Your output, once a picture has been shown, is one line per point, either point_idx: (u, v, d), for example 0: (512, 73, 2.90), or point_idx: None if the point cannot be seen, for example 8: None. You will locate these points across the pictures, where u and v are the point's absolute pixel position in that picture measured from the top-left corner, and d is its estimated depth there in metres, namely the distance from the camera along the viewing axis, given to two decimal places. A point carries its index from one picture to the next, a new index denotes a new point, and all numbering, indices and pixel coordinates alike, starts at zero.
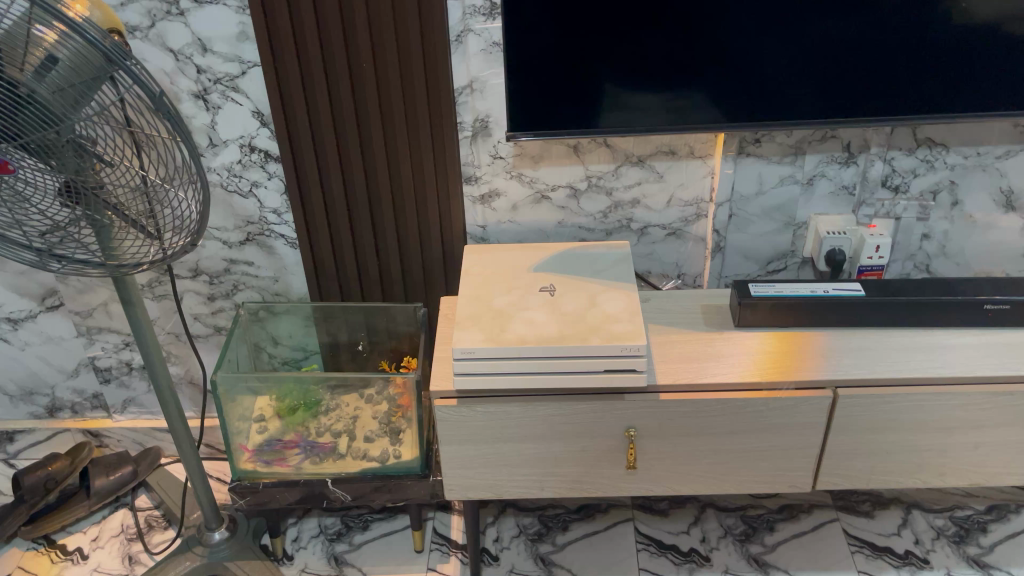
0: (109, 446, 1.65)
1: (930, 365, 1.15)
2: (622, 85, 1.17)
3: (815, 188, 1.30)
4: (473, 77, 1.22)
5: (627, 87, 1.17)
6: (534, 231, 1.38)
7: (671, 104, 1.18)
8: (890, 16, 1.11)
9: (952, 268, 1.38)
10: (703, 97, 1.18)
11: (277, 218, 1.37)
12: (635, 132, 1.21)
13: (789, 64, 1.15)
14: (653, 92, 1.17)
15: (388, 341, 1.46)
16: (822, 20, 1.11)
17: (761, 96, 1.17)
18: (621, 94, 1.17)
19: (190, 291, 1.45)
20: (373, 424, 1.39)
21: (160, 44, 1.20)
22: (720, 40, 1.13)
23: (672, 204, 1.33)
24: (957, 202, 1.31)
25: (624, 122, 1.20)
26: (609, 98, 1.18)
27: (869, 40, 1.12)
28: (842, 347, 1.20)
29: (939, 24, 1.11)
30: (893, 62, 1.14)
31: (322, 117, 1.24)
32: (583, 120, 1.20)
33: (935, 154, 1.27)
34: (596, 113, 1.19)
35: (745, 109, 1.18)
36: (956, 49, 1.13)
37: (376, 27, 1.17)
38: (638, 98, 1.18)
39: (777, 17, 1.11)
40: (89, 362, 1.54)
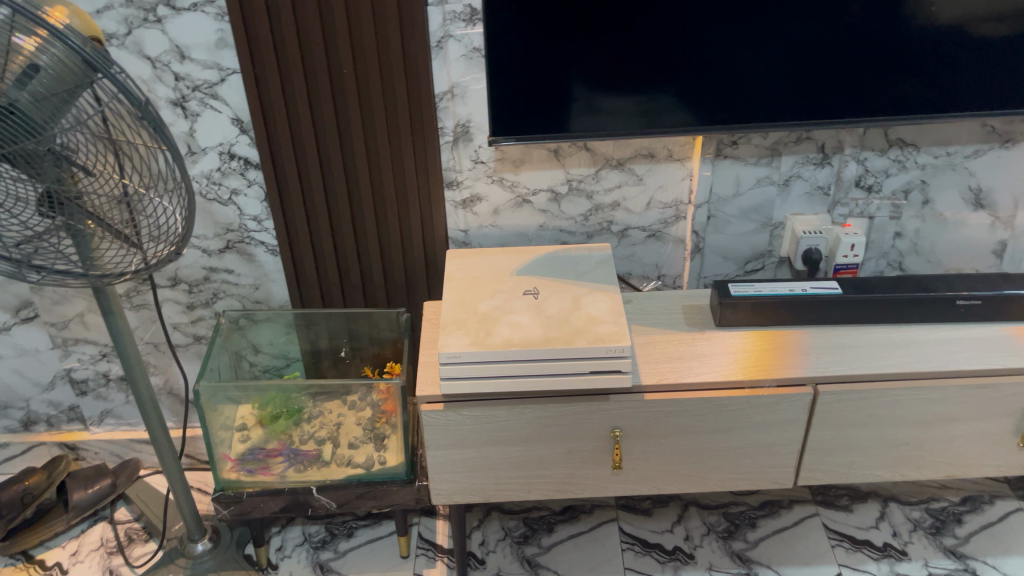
0: (86, 459, 1.63)
1: (907, 361, 1.18)
2: (597, 89, 1.18)
3: (791, 189, 1.33)
4: (454, 83, 1.23)
5: (601, 91, 1.18)
6: (516, 234, 1.38)
7: (646, 107, 1.20)
8: (860, 19, 1.13)
9: (924, 266, 1.41)
10: (679, 100, 1.19)
11: (258, 226, 1.36)
12: (613, 135, 1.22)
13: (761, 67, 1.17)
14: (629, 95, 1.19)
15: (371, 347, 1.46)
16: (793, 24, 1.13)
17: (737, 101, 1.20)
18: (596, 96, 1.19)
19: (169, 300, 1.44)
20: (357, 431, 1.38)
21: (137, 51, 1.19)
22: (695, 45, 1.15)
23: (652, 206, 1.35)
24: (928, 201, 1.34)
25: (600, 126, 1.21)
26: (583, 101, 1.19)
27: (839, 43, 1.15)
28: (821, 344, 1.22)
29: (907, 27, 1.14)
30: (863, 65, 1.17)
31: (303, 123, 1.24)
32: (560, 124, 1.21)
33: (906, 154, 1.29)
34: (572, 116, 1.20)
35: (721, 113, 1.21)
36: (924, 52, 1.16)
37: (356, 33, 1.17)
38: (611, 102, 1.19)
39: (750, 22, 1.13)
40: (65, 374, 1.52)
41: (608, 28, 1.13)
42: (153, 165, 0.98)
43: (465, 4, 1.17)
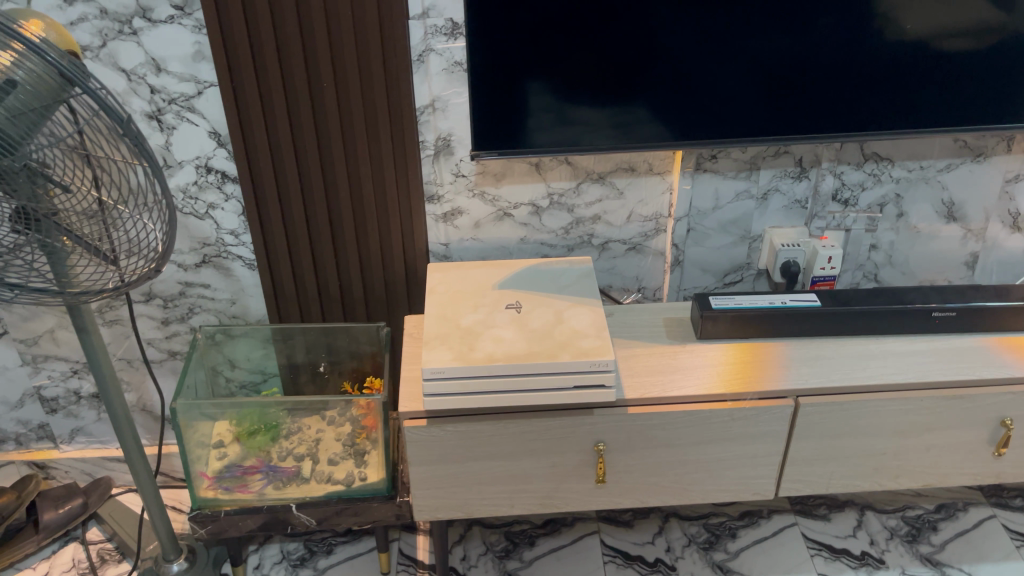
0: (57, 478, 1.59)
1: (885, 372, 1.19)
2: (570, 100, 1.18)
3: (769, 202, 1.34)
4: (435, 96, 1.23)
5: (574, 102, 1.18)
6: (497, 248, 1.38)
7: (619, 119, 1.20)
8: (831, 33, 1.15)
9: (898, 277, 1.43)
10: (655, 113, 1.20)
11: (235, 240, 1.34)
12: (590, 149, 1.22)
13: (736, 81, 1.18)
14: (602, 107, 1.19)
15: (349, 361, 1.44)
16: (767, 39, 1.15)
17: (715, 115, 1.21)
18: (568, 108, 1.19)
19: (144, 315, 1.41)
20: (338, 447, 1.37)
21: (112, 64, 1.17)
22: (676, 59, 1.15)
23: (632, 219, 1.35)
24: (902, 214, 1.36)
25: (572, 137, 1.21)
26: (555, 112, 1.19)
27: (810, 56, 1.16)
28: (800, 357, 1.23)
29: (882, 43, 1.16)
30: (836, 81, 1.19)
31: (282, 136, 1.23)
32: (536, 136, 1.21)
33: (881, 168, 1.31)
34: (547, 128, 1.20)
35: (699, 128, 1.22)
36: (897, 67, 1.18)
37: (337, 46, 1.16)
38: (589, 113, 1.19)
39: (720, 34, 1.13)
40: (34, 392, 1.48)
41: (583, 40, 1.13)
42: (131, 181, 0.95)
43: (447, 18, 1.17)
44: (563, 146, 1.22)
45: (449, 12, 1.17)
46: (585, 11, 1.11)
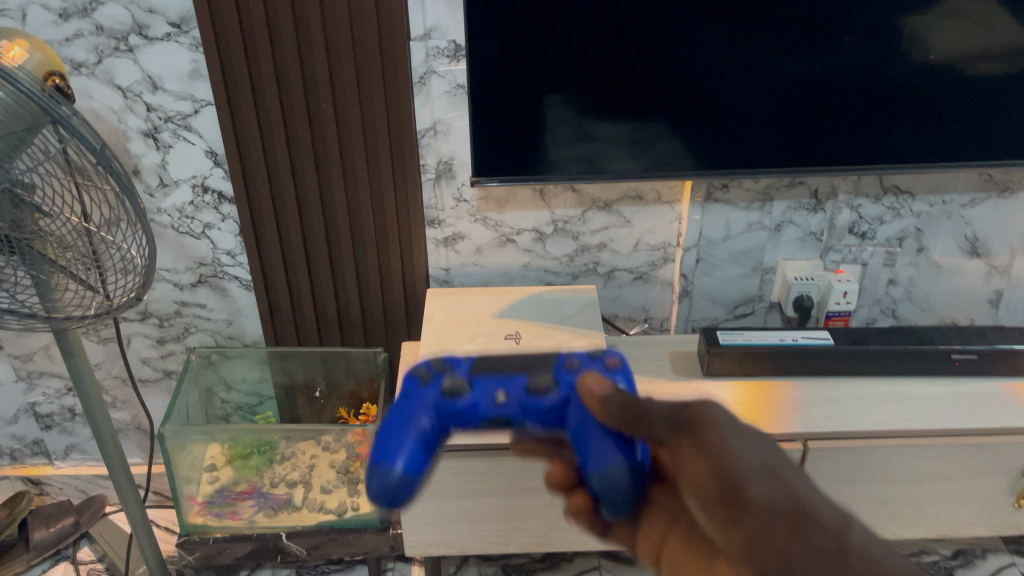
0: (50, 494, 1.57)
1: (900, 418, 1.13)
2: (583, 113, 1.13)
3: (782, 234, 1.29)
4: (436, 119, 1.19)
5: (592, 115, 1.13)
6: (499, 274, 1.34)
7: (636, 135, 1.15)
8: (855, 57, 1.10)
9: (917, 314, 1.38)
10: (673, 132, 1.15)
11: (232, 260, 1.31)
12: (605, 167, 1.18)
13: (756, 104, 1.13)
14: (618, 121, 1.14)
15: (347, 385, 1.41)
16: (786, 61, 1.09)
17: (733, 139, 1.16)
18: (585, 121, 1.14)
19: (139, 334, 1.38)
20: (331, 474, 1.33)
21: (107, 81, 1.15)
22: (696, 78, 1.10)
23: (640, 247, 1.31)
24: (922, 249, 1.30)
25: (587, 154, 1.16)
26: (574, 125, 1.14)
27: (832, 83, 1.12)
28: (812, 398, 1.17)
29: (909, 69, 1.10)
30: (859, 108, 1.13)
31: (279, 157, 1.20)
32: (553, 151, 1.16)
33: (901, 202, 1.26)
34: (565, 143, 1.16)
35: (717, 153, 1.17)
36: (921, 96, 1.13)
37: (337, 67, 1.13)
38: (607, 128, 1.15)
39: (738, 55, 1.09)
40: (29, 408, 1.46)
41: (592, 62, 1.09)
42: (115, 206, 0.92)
43: (449, 40, 1.13)
44: (578, 163, 1.18)
45: (451, 34, 1.13)
46: (594, 30, 1.07)
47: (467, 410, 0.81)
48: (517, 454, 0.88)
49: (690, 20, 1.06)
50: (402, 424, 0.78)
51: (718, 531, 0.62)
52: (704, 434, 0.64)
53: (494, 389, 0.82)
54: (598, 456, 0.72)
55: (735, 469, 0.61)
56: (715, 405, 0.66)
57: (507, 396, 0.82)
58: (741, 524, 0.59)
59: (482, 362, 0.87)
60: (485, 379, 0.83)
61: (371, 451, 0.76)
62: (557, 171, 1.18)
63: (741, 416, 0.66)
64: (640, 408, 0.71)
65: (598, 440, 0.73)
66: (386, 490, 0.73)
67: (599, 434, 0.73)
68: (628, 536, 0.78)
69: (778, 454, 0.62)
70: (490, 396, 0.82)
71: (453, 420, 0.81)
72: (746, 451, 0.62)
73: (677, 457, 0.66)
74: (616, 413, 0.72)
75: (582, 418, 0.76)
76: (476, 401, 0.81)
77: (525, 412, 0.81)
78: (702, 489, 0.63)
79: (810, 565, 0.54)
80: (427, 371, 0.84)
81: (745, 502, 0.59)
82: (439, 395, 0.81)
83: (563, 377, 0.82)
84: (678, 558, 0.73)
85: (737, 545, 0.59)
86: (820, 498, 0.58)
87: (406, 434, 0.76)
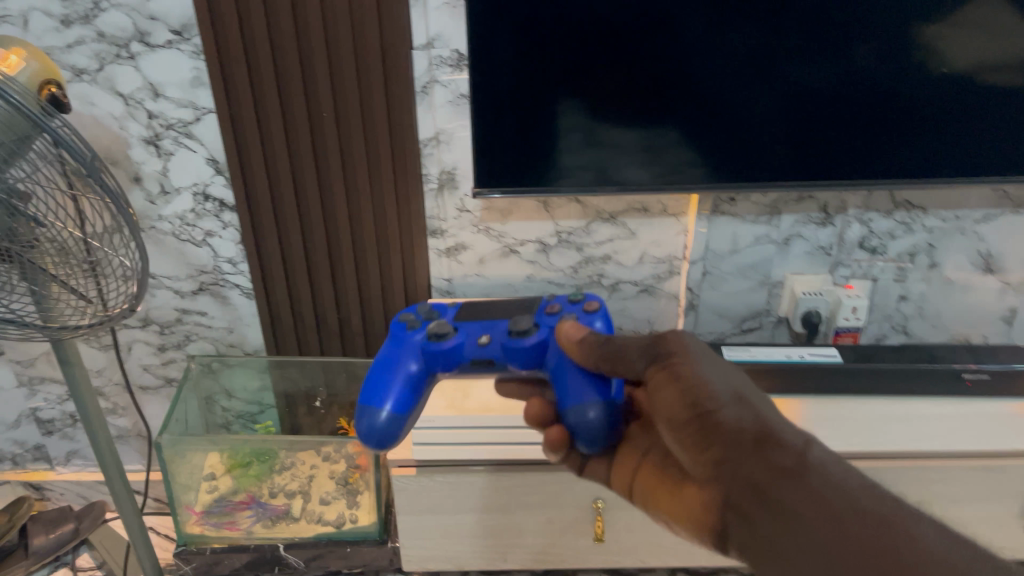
0: (51, 499, 1.56)
1: (909, 438, 1.10)
2: (593, 119, 1.11)
3: (791, 248, 1.26)
4: (439, 129, 1.18)
5: (604, 120, 1.11)
6: (502, 285, 1.32)
7: (648, 142, 1.13)
8: (870, 67, 1.07)
9: (928, 330, 1.35)
10: (685, 140, 1.13)
11: (232, 268, 1.31)
12: (615, 176, 1.16)
13: (771, 112, 1.10)
14: (630, 129, 1.12)
15: (347, 395, 1.39)
16: (799, 70, 1.07)
17: (746, 147, 1.13)
18: (597, 127, 1.11)
19: (140, 341, 1.38)
20: (330, 485, 1.32)
21: (109, 88, 1.14)
22: (708, 84, 1.08)
23: (645, 260, 1.29)
24: (934, 264, 1.28)
25: (597, 161, 1.14)
26: (586, 131, 1.12)
27: (845, 95, 1.09)
28: (820, 416, 1.14)
29: (926, 79, 1.07)
30: (874, 119, 1.11)
31: (281, 165, 1.18)
32: (564, 157, 1.14)
33: (912, 217, 1.23)
34: (576, 149, 1.13)
35: (730, 162, 1.14)
36: (937, 110, 1.10)
37: (338, 75, 1.11)
38: (618, 133, 1.12)
39: (749, 65, 1.06)
40: (31, 413, 1.46)
41: (598, 71, 1.07)
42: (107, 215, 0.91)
43: (452, 49, 1.12)
44: (588, 170, 1.15)
45: (455, 43, 1.11)
46: (602, 38, 1.05)
47: (453, 353, 0.91)
48: (499, 394, 1.01)
49: (700, 28, 1.04)
50: (392, 372, 0.90)
51: (689, 452, 0.68)
52: (680, 362, 0.71)
53: (479, 333, 0.94)
54: (574, 393, 0.82)
55: (707, 391, 0.68)
56: (686, 338, 0.74)
57: (491, 339, 0.93)
58: (711, 443, 0.65)
59: (469, 309, 1.02)
60: (469, 325, 0.95)
61: (362, 396, 0.90)
62: (566, 178, 1.16)
63: (712, 351, 0.74)
64: (614, 347, 0.79)
65: (574, 378, 0.84)
66: (375, 432, 0.87)
67: (575, 373, 0.84)
68: (604, 471, 0.84)
69: (742, 381, 0.70)
70: (474, 339, 0.93)
71: (438, 364, 0.92)
72: (717, 378, 0.69)
73: (655, 390, 0.72)
74: (597, 355, 0.80)
75: (560, 360, 0.87)
76: (461, 342, 0.92)
77: (506, 353, 0.91)
78: (675, 413, 0.69)
79: (774, 480, 0.60)
80: (415, 321, 0.96)
81: (715, 423, 0.66)
82: (426, 342, 0.92)
83: (541, 321, 0.93)
84: (646, 484, 0.79)
85: (708, 464, 0.65)
86: (784, 426, 0.65)
87: (395, 381, 0.89)
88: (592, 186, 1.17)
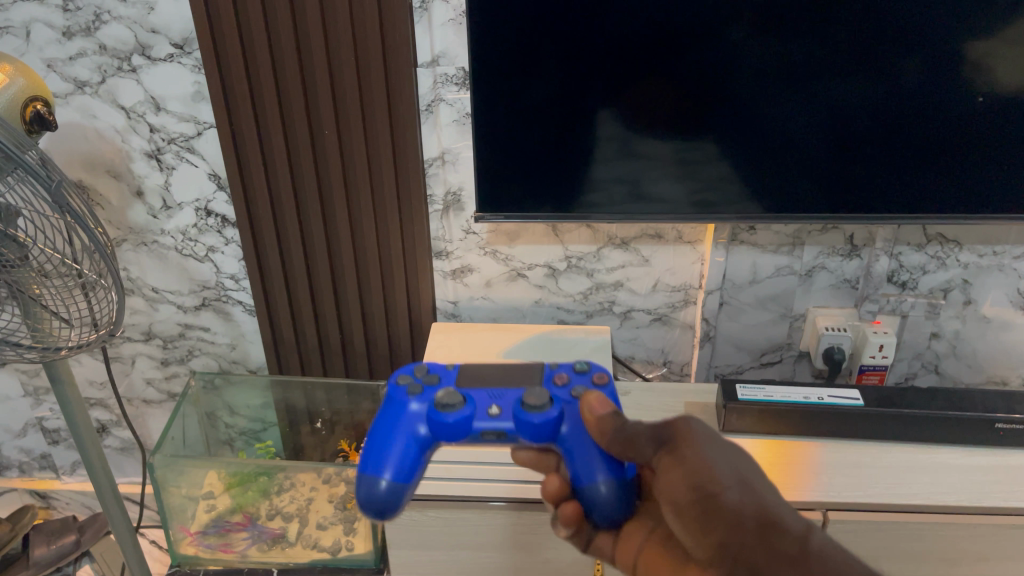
0: (57, 508, 1.56)
1: (933, 491, 1.02)
2: (629, 128, 1.02)
3: (814, 280, 1.20)
4: (444, 148, 1.14)
5: (642, 133, 1.02)
6: (509, 309, 1.28)
7: (683, 155, 1.04)
8: (920, 87, 0.97)
9: (963, 371, 1.26)
10: (721, 153, 1.04)
11: (235, 285, 1.28)
12: (648, 188, 1.07)
13: (806, 133, 1.01)
14: (668, 139, 1.03)
15: (348, 418, 1.35)
16: (838, 89, 0.98)
17: (779, 172, 1.04)
18: (633, 137, 1.03)
19: (143, 355, 1.36)
20: (328, 511, 1.27)
21: (111, 101, 1.12)
22: (734, 106, 0.99)
23: (658, 288, 1.23)
24: (970, 301, 1.20)
25: (633, 173, 1.06)
26: (620, 142, 1.03)
27: (887, 120, 0.99)
28: (837, 463, 1.07)
29: (973, 105, 0.97)
30: (917, 147, 1.01)
31: (282, 183, 1.15)
32: (597, 169, 1.06)
33: (946, 251, 1.15)
34: (608, 161, 1.05)
35: (765, 180, 1.05)
36: (985, 146, 1.00)
37: (340, 92, 1.08)
38: (649, 145, 1.04)
39: (782, 84, 0.98)
40: (36, 422, 1.45)
41: (620, 89, 0.99)
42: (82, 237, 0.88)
43: (458, 67, 1.08)
44: (622, 183, 1.07)
45: (461, 61, 1.07)
46: (621, 57, 0.97)
47: (457, 425, 0.75)
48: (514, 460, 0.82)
49: (730, 43, 0.96)
50: (388, 433, 0.75)
51: (691, 537, 0.61)
52: (681, 442, 0.64)
53: (488, 403, 0.77)
54: (585, 471, 0.71)
55: (708, 471, 0.61)
56: (694, 418, 0.66)
57: (501, 409, 0.76)
58: (711, 529, 0.59)
59: (468, 373, 0.81)
60: (476, 390, 0.78)
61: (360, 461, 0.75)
62: (597, 190, 1.08)
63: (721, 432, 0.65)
64: (627, 430, 0.69)
65: (589, 457, 0.72)
66: (372, 500, 0.72)
67: (590, 451, 0.72)
68: (611, 549, 0.73)
69: (747, 461, 0.62)
70: (483, 410, 0.76)
71: (443, 436, 0.76)
72: (721, 458, 0.62)
73: (661, 474, 0.65)
74: (611, 438, 0.70)
75: (578, 434, 0.74)
76: (469, 415, 0.75)
77: (519, 427, 0.75)
78: (677, 496, 0.62)
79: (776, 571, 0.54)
80: (414, 380, 0.80)
81: (718, 508, 0.59)
82: (429, 408, 0.77)
83: (558, 394, 0.77)
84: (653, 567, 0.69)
85: (709, 551, 0.59)
86: (791, 511, 0.58)
87: (393, 443, 0.74)
88: (625, 201, 1.09)
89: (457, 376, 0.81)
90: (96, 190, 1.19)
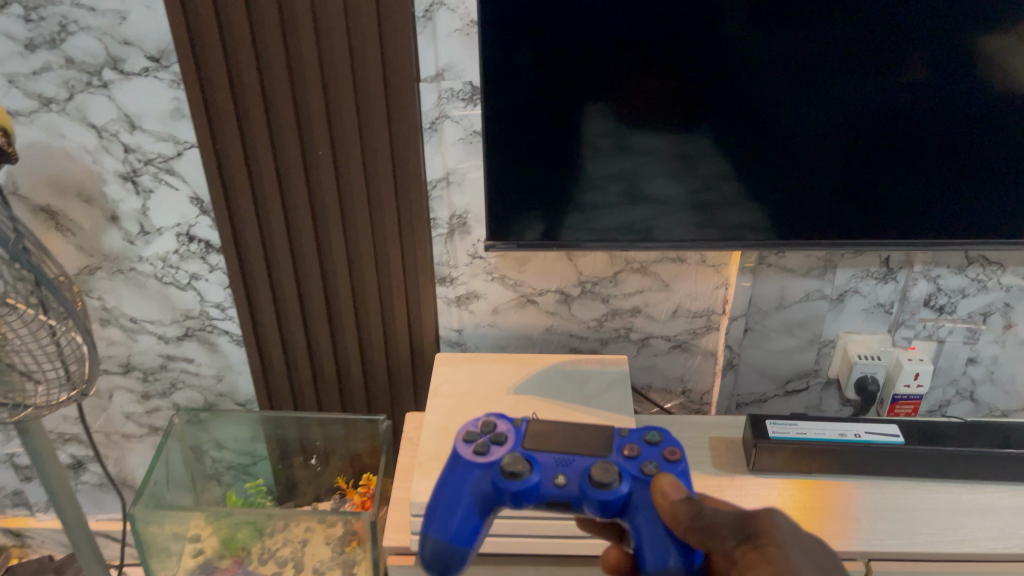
0: (32, 546, 1.46)
1: (977, 537, 0.95)
2: (626, 122, 0.88)
3: (845, 305, 1.12)
4: (449, 169, 1.04)
5: (634, 125, 0.87)
6: (518, 337, 1.19)
7: (681, 149, 0.89)
8: (932, 85, 0.85)
9: (999, 397, 1.19)
10: (721, 148, 0.89)
11: (221, 313, 1.19)
12: (647, 187, 0.93)
13: (823, 140, 0.88)
14: (667, 131, 0.88)
15: (344, 454, 1.27)
16: (847, 82, 0.85)
17: (790, 181, 0.91)
18: (628, 132, 0.88)
19: (121, 388, 1.26)
20: (326, 555, 1.17)
21: (80, 119, 1.01)
22: (742, 109, 0.86)
23: (678, 314, 1.15)
24: (1010, 326, 1.12)
25: (629, 171, 0.91)
26: (615, 138, 0.89)
27: (910, 126, 0.88)
28: (875, 505, 1.00)
29: (1014, 107, 0.86)
30: (951, 158, 0.89)
31: (270, 204, 1.05)
32: (589, 166, 0.91)
33: (988, 273, 1.08)
34: (601, 157, 0.90)
35: (783, 195, 0.92)
36: (1013, 163, 0.90)
37: (333, 108, 0.98)
38: (643, 140, 0.89)
39: (793, 83, 0.85)
40: (7, 459, 1.34)
41: (614, 81, 0.85)
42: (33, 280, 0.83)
43: (465, 81, 0.98)
44: (618, 181, 0.92)
45: (467, 75, 0.98)
46: (638, 58, 0.84)
47: (524, 495, 0.66)
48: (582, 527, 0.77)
49: (737, 37, 0.82)
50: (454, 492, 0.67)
51: None
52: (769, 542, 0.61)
53: (554, 470, 0.68)
54: (654, 556, 0.63)
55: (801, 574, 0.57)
56: (779, 518, 0.63)
57: (569, 478, 0.67)
58: None
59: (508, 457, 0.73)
60: (544, 453, 0.69)
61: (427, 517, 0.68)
62: (591, 190, 0.92)
63: (805, 535, 0.63)
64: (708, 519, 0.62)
65: (659, 537, 0.64)
66: (438, 557, 0.66)
67: (660, 538, 0.64)
68: None
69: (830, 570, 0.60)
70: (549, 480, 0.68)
71: (507, 502, 0.67)
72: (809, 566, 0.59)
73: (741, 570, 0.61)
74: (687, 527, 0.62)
75: (649, 519, 0.65)
76: (535, 483, 0.67)
77: (586, 503, 0.66)
78: None
79: None
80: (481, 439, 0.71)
81: None
82: (496, 470, 0.68)
83: (625, 467, 0.68)
84: None
85: None
86: None
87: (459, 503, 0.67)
88: (622, 201, 0.93)
89: (525, 436, 0.71)
90: (64, 214, 1.09)
